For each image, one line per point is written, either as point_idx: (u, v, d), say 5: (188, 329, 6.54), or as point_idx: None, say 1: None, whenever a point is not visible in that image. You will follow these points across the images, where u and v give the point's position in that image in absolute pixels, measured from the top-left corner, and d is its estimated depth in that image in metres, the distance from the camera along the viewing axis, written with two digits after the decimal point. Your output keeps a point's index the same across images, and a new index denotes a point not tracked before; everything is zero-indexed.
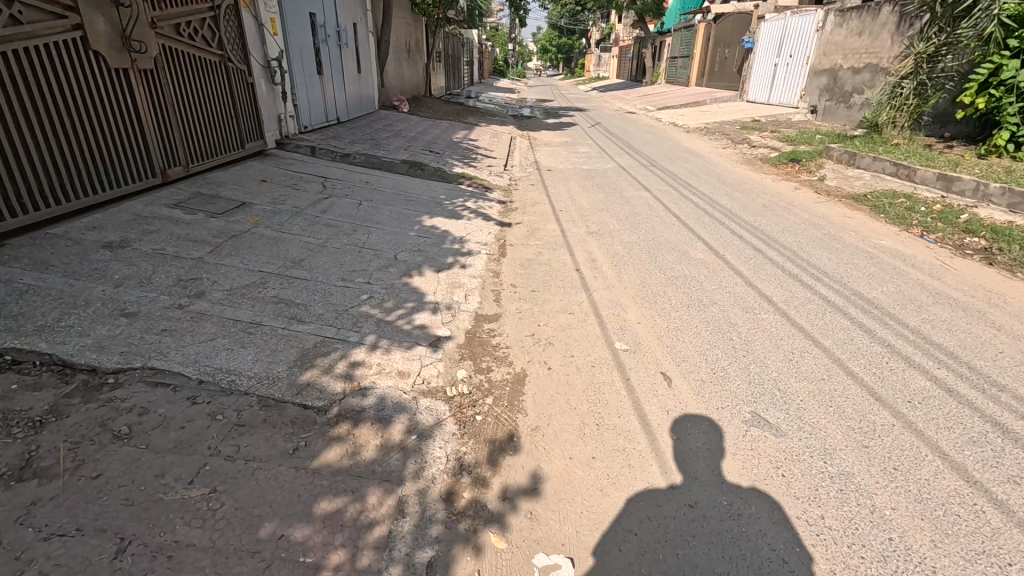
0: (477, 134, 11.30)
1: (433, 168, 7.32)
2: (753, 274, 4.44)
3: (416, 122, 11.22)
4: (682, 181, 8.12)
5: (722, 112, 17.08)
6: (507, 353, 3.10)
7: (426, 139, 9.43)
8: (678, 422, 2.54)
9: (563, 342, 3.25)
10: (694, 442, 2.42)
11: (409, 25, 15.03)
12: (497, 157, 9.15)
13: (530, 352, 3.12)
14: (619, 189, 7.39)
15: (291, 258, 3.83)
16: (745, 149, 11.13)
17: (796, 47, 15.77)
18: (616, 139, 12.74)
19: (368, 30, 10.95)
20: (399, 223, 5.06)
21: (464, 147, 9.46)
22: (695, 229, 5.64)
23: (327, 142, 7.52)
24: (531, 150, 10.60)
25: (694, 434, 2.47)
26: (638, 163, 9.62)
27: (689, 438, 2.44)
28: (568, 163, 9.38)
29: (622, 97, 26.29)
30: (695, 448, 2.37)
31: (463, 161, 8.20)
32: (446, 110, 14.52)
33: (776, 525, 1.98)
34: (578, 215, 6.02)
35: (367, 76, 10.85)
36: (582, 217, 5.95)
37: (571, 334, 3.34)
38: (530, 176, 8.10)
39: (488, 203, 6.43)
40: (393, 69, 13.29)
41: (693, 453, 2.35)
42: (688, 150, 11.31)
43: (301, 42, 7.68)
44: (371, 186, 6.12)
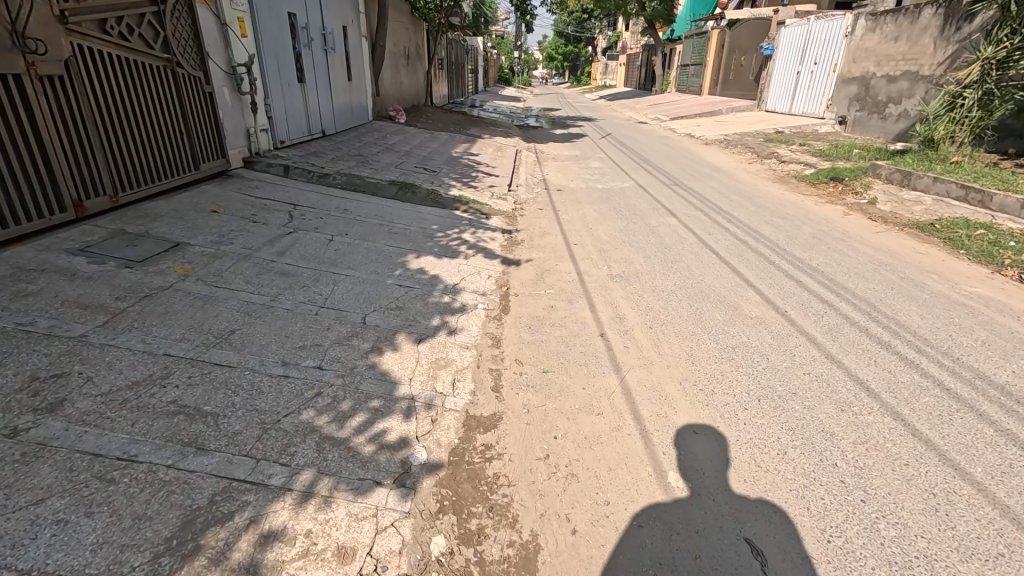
0: (479, 148, 10.30)
1: (426, 190, 6.32)
2: (830, 339, 3.43)
3: (411, 134, 10.22)
4: (713, 204, 7.09)
5: (741, 122, 16.09)
6: (508, 497, 2.10)
7: (421, 155, 8.43)
8: (684, 433, 2.49)
9: (590, 473, 2.23)
10: (700, 452, 2.37)
11: (407, 29, 14.03)
12: (501, 175, 8.14)
13: (541, 494, 2.11)
14: (641, 215, 6.39)
15: (217, 330, 2.82)
16: (774, 164, 10.08)
17: (822, 53, 14.75)
18: (631, 152, 11.71)
19: (360, 34, 9.97)
20: (376, 267, 4.05)
21: (464, 163, 8.47)
22: (740, 270, 4.63)
23: (305, 160, 6.53)
24: (539, 166, 9.60)
25: (700, 443, 2.42)
26: (659, 180, 8.59)
27: (695, 448, 2.39)
28: (580, 181, 8.38)
29: (632, 106, 25.25)
30: (701, 459, 2.32)
31: (462, 181, 7.20)
32: (447, 120, 13.57)
33: (787, 543, 1.91)
34: (597, 251, 5.01)
35: (359, 84, 9.87)
36: (602, 253, 4.94)
37: (601, 456, 2.33)
38: (538, 198, 7.10)
39: (490, 234, 5.42)
40: (389, 76, 12.29)
41: (700, 465, 2.29)
42: (710, 165, 10.28)
43: (276, 46, 6.73)
44: (350, 216, 5.11)
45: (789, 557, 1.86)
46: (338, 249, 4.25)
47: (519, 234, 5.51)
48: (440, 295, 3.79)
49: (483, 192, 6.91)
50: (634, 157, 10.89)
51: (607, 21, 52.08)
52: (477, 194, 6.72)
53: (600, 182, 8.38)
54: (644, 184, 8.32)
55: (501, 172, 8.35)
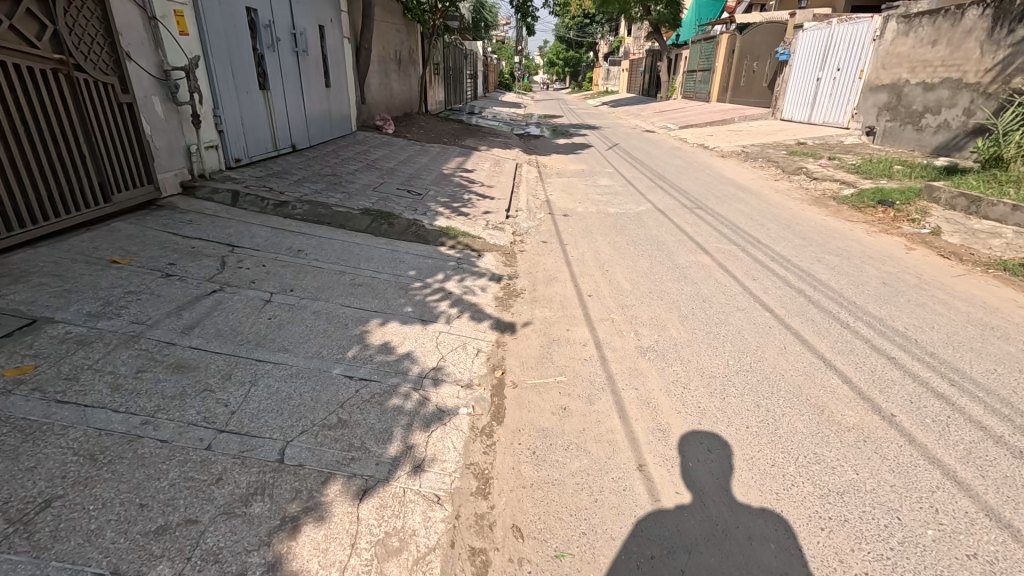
0: (473, 163, 9.19)
1: (405, 221, 5.21)
2: (977, 473, 2.32)
3: (398, 148, 9.10)
4: (748, 234, 5.99)
5: (756, 132, 15.05)
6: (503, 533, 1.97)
7: (406, 173, 7.32)
8: (686, 440, 2.50)
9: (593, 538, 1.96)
10: (702, 461, 2.37)
11: (398, 31, 12.93)
12: (498, 197, 7.02)
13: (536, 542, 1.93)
14: (664, 250, 5.31)
15: (19, 504, 1.70)
16: (804, 182, 8.97)
17: (845, 59, 13.68)
18: (643, 167, 10.59)
19: (340, 36, 8.90)
20: (321, 347, 2.93)
21: (456, 183, 7.35)
22: (807, 338, 3.54)
23: (260, 184, 5.42)
24: (540, 185, 8.48)
25: (703, 452, 2.42)
26: (679, 202, 7.48)
27: (696, 457, 2.40)
28: (588, 204, 7.27)
29: (636, 114, 24.16)
30: (703, 467, 2.33)
31: (451, 206, 6.09)
32: (441, 130, 12.50)
33: (787, 548, 1.93)
34: (617, 306, 3.93)
35: (339, 92, 8.80)
36: (622, 310, 3.86)
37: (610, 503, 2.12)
38: (541, 227, 6.00)
39: (481, 281, 4.32)
40: (376, 82, 11.17)
41: (701, 472, 2.30)
42: (732, 183, 9.20)
43: (230, 46, 5.65)
44: (303, 261, 4.02)
45: (788, 559, 1.89)
46: (271, 319, 3.14)
47: (518, 280, 4.41)
48: (404, 393, 2.67)
49: (475, 220, 5.80)
50: (648, 174, 9.75)
51: (609, 27, 51.23)
52: (467, 224, 5.61)
53: (611, 205, 7.27)
54: (662, 207, 7.21)
55: (497, 193, 7.25)
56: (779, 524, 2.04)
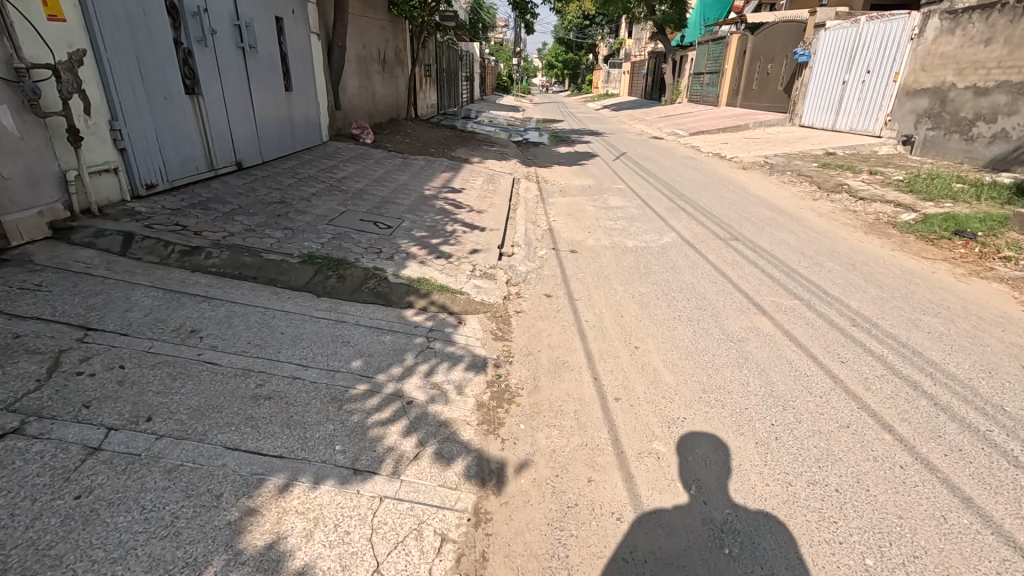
0: (463, 180, 7.85)
1: (362, 272, 3.89)
2: None
3: (373, 162, 7.76)
4: (809, 280, 4.70)
5: (775, 140, 13.80)
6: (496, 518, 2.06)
7: (377, 197, 5.99)
8: (689, 440, 2.53)
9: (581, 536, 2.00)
10: (704, 463, 2.38)
11: (381, 28, 11.57)
12: (489, 227, 5.70)
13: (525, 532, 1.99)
14: (706, 309, 4.01)
15: None
16: (848, 203, 7.70)
17: (876, 60, 12.43)
18: (659, 183, 9.27)
19: (305, 31, 7.55)
20: (150, 570, 1.61)
21: (438, 209, 6.02)
22: (974, 499, 2.20)
23: (172, 220, 4.09)
24: (541, 207, 7.16)
25: (704, 457, 2.42)
26: (709, 231, 6.19)
27: (698, 459, 2.41)
28: (600, 234, 5.95)
29: (641, 119, 22.85)
30: (702, 469, 2.34)
31: (428, 244, 4.77)
32: (430, 139, 11.21)
33: (786, 549, 1.94)
34: (657, 426, 2.62)
35: (303, 97, 7.46)
36: (669, 437, 2.55)
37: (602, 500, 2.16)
38: (544, 271, 4.69)
39: (457, 373, 2.99)
40: (353, 85, 9.82)
41: (699, 476, 2.31)
42: (763, 203, 7.93)
43: (137, 37, 4.32)
44: (191, 353, 2.69)
45: (784, 558, 1.91)
46: (80, 498, 1.80)
47: (511, 369, 3.09)
48: None
49: (458, 263, 4.49)
50: (667, 192, 8.44)
51: (610, 29, 50.07)
52: (447, 271, 4.28)
53: (627, 235, 5.97)
54: (690, 238, 5.90)
55: (489, 221, 5.93)
56: (776, 524, 2.06)
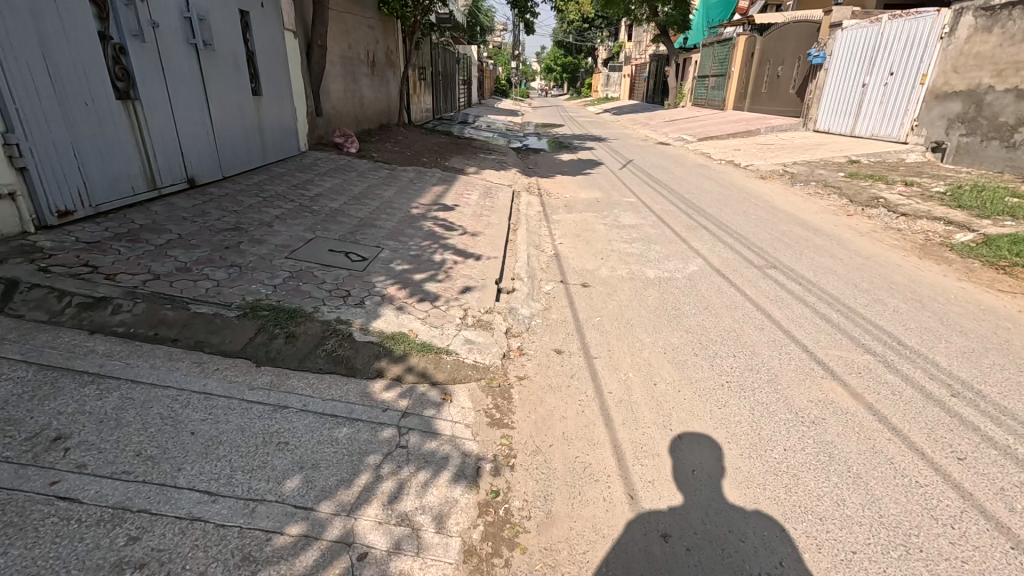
0: (456, 194, 6.98)
1: (321, 328, 3.03)
2: None
3: (355, 175, 6.89)
4: (874, 325, 3.87)
5: (790, 146, 13.00)
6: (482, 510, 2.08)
7: (354, 218, 5.12)
8: (683, 439, 2.53)
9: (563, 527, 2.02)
10: (696, 463, 2.38)
11: (370, 27, 10.70)
12: (484, 254, 4.85)
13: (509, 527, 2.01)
14: (758, 371, 3.18)
15: None
16: (889, 219, 6.87)
17: (899, 61, 11.63)
18: (673, 195, 8.44)
19: (278, 27, 6.69)
20: None
21: (426, 232, 5.16)
22: None
23: (81, 259, 3.23)
24: (545, 227, 6.30)
25: (697, 456, 2.42)
26: (740, 257, 5.34)
27: (691, 458, 2.41)
28: (613, 261, 5.11)
29: (645, 123, 22.02)
30: (696, 469, 2.33)
31: (410, 282, 3.90)
32: (422, 147, 10.37)
33: (782, 550, 1.94)
34: (671, 464, 2.38)
35: (275, 101, 6.60)
36: (684, 476, 2.31)
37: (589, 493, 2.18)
38: (551, 314, 3.84)
39: (437, 491, 2.13)
40: (337, 88, 8.95)
41: (693, 475, 2.32)
42: (793, 219, 7.11)
43: (44, 28, 3.45)
44: (40, 481, 1.82)
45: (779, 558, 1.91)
46: None
47: (513, 479, 2.24)
48: None
49: (446, 306, 3.62)
50: (684, 206, 7.59)
51: (610, 31, 49.36)
52: (431, 320, 3.41)
53: (646, 262, 5.12)
54: (719, 266, 5.06)
55: (485, 246, 5.07)
56: (772, 525, 2.05)
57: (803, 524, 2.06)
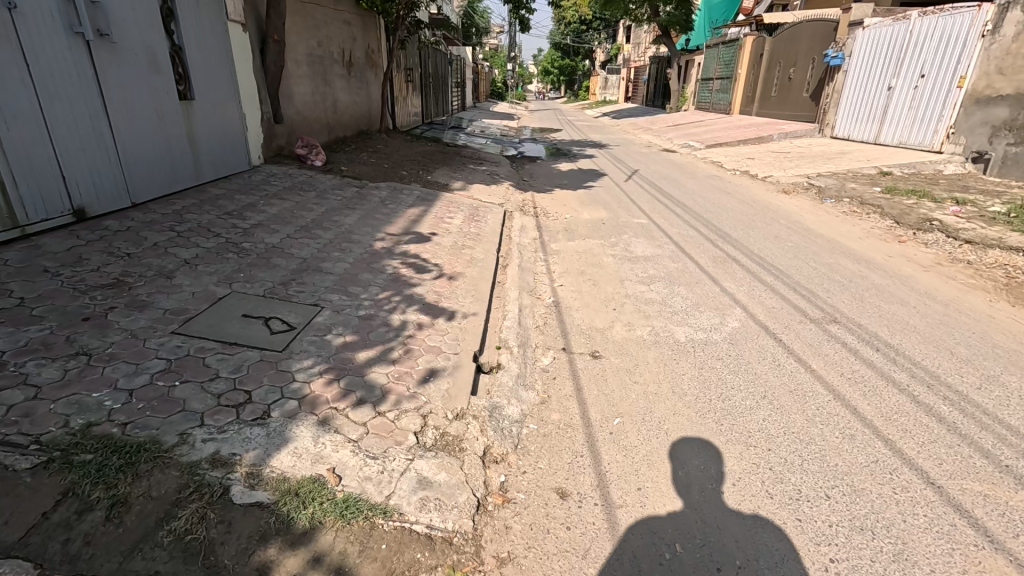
0: (435, 219, 5.83)
1: (178, 479, 1.86)
2: None
3: (313, 195, 5.72)
4: (1003, 426, 2.76)
5: (809, 155, 11.94)
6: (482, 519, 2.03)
7: (294, 260, 3.96)
8: (683, 447, 2.52)
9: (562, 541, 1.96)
10: (697, 469, 2.37)
11: (346, 23, 9.54)
12: (462, 309, 3.70)
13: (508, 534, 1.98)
14: (873, 533, 2.05)
15: None
16: (951, 248, 5.79)
17: (931, 61, 10.60)
18: (689, 215, 7.33)
19: (219, 17, 5.54)
20: None
21: (388, 276, 4.00)
22: None
23: None
24: (541, 260, 5.17)
25: (697, 462, 2.42)
26: (787, 307, 4.24)
27: (692, 466, 2.39)
28: (628, 314, 3.99)
29: (647, 128, 20.91)
30: (696, 474, 2.34)
31: (349, 368, 2.73)
32: (404, 157, 9.22)
33: (784, 553, 1.96)
34: (672, 469, 2.39)
35: (213, 107, 5.45)
36: (685, 482, 2.30)
37: (589, 497, 2.18)
38: (551, 413, 2.72)
39: None
40: (303, 91, 7.78)
41: (695, 483, 2.30)
42: (834, 246, 6.04)
43: None
44: None
45: (779, 559, 1.93)
46: None
47: None
48: None
49: (396, 413, 2.46)
50: (704, 230, 6.50)
51: (608, 33, 48.45)
52: (369, 442, 2.26)
53: (671, 317, 3.99)
54: (763, 321, 3.96)
55: (464, 295, 3.92)
56: (771, 528, 2.07)
57: (806, 532, 2.05)
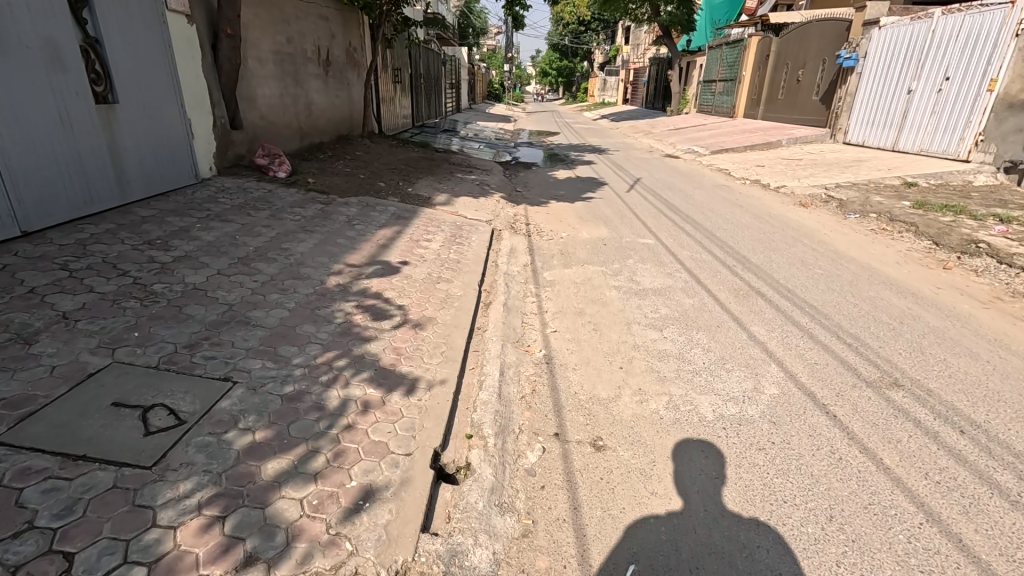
0: (409, 242, 4.99)
1: None
2: None
3: (265, 215, 4.88)
4: None
5: (823, 162, 11.18)
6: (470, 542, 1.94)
7: (215, 308, 3.12)
8: (684, 449, 2.55)
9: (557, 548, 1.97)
10: (698, 472, 2.39)
11: (322, 18, 8.71)
12: (426, 374, 2.87)
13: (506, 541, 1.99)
14: None
15: None
16: (1007, 278, 5.02)
17: (957, 63, 9.82)
18: (701, 233, 6.51)
19: (154, 6, 4.72)
20: None
21: (335, 328, 3.16)
22: None
23: None
24: (532, 296, 4.34)
25: (699, 464, 2.44)
26: (834, 363, 3.43)
27: (693, 468, 2.42)
28: (638, 377, 3.17)
29: (647, 132, 20.12)
30: (698, 475, 2.37)
31: (246, 496, 1.89)
32: (384, 166, 8.39)
33: (783, 553, 1.98)
34: (673, 467, 2.43)
35: (145, 112, 4.62)
36: (686, 483, 2.33)
37: (590, 495, 2.23)
38: (541, 558, 1.91)
39: None
40: (268, 93, 6.94)
41: (696, 484, 2.33)
42: (869, 273, 5.27)
43: None
44: None
45: (779, 561, 1.95)
46: None
47: None
48: None
49: None
50: (719, 253, 5.69)
51: (607, 34, 47.68)
52: None
53: (692, 380, 3.17)
54: (808, 386, 3.15)
55: (431, 353, 3.09)
56: (770, 530, 2.08)
57: None
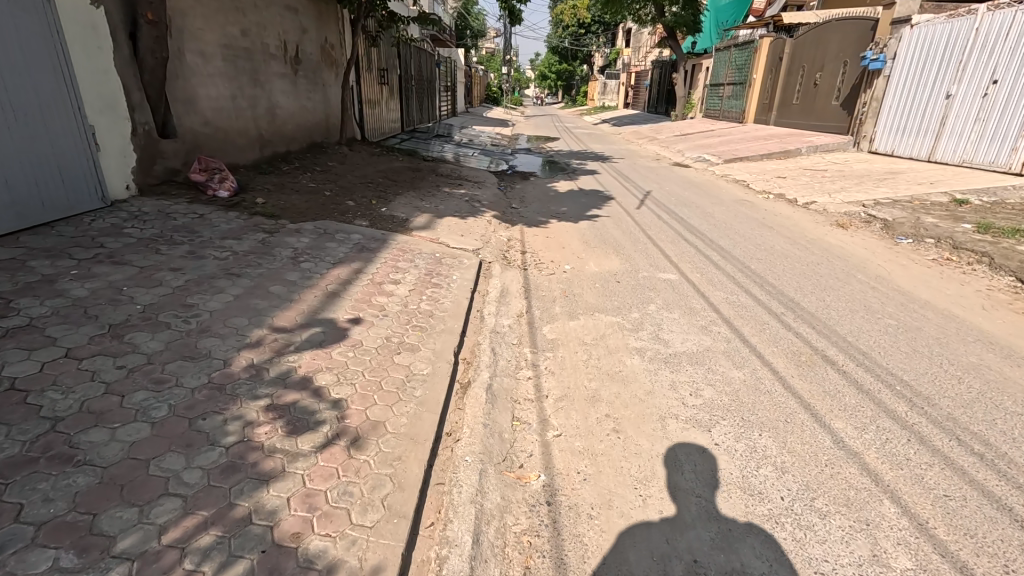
0: (369, 287, 3.86)
1: None
2: None
3: (179, 253, 3.74)
4: None
5: (850, 174, 10.14)
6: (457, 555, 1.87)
7: (23, 431, 1.99)
8: (677, 451, 2.54)
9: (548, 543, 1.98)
10: (690, 474, 2.38)
11: (290, 10, 7.59)
12: (348, 556, 1.74)
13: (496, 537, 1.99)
14: None
15: None
16: None
17: (1006, 64, 8.74)
18: (730, 264, 5.44)
19: None
20: None
21: (213, 462, 2.01)
22: None
23: None
24: (526, 369, 3.20)
25: (692, 468, 2.41)
26: (976, 499, 2.29)
27: (685, 471, 2.40)
28: (688, 531, 2.06)
29: (652, 138, 19.03)
30: (691, 478, 2.35)
31: None
32: (358, 179, 7.25)
33: (776, 558, 1.95)
34: (666, 466, 2.43)
35: (11, 116, 3.49)
36: (679, 486, 2.31)
37: (582, 491, 2.25)
38: None
39: None
40: (213, 94, 5.81)
41: (689, 486, 2.31)
42: (953, 323, 4.18)
43: None
44: None
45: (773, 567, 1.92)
46: None
47: None
48: None
49: None
50: (760, 294, 4.58)
51: (607, 37, 46.78)
52: None
53: (774, 540, 2.04)
54: (953, 550, 2.02)
55: (364, 504, 1.96)
56: (762, 534, 2.07)
57: None
